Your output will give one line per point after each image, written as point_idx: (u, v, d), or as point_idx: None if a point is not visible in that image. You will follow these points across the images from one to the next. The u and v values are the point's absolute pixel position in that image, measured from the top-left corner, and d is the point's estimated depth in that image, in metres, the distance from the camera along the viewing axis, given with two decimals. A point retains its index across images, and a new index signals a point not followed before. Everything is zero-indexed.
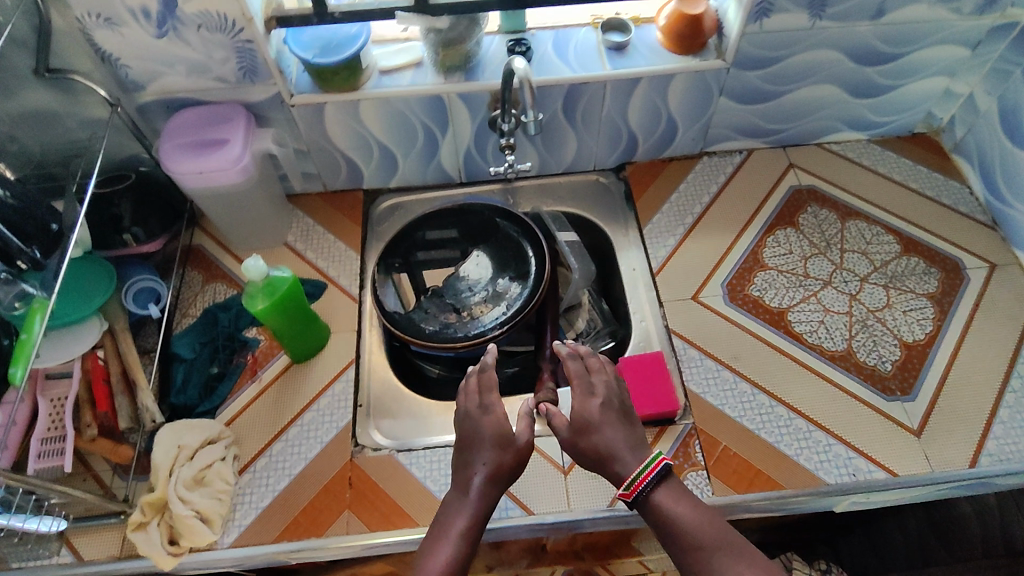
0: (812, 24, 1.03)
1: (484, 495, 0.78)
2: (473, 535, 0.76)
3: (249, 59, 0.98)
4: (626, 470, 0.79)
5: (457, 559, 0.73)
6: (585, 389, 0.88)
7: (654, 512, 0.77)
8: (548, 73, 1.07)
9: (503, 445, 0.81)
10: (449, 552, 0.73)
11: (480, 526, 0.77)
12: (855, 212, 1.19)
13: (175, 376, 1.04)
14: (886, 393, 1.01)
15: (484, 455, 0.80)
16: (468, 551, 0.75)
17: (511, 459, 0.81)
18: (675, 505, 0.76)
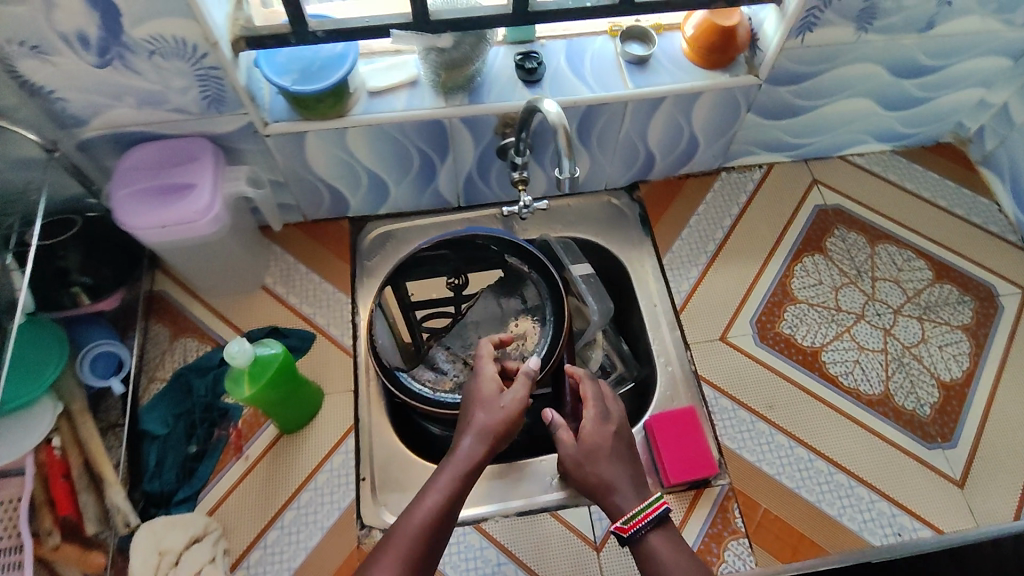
0: (856, 37, 0.92)
1: (474, 455, 0.73)
2: (461, 489, 0.71)
3: (214, 87, 0.82)
4: (625, 504, 0.77)
5: (441, 514, 0.69)
6: (601, 412, 0.83)
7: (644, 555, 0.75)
8: (565, 92, 0.94)
9: (497, 414, 0.76)
10: (433, 501, 0.69)
11: (470, 480, 0.72)
12: (885, 235, 1.12)
13: (146, 457, 0.93)
14: (926, 440, 0.95)
15: (480, 420, 0.75)
16: (454, 507, 0.70)
17: (505, 422, 0.75)
18: (664, 546, 0.74)
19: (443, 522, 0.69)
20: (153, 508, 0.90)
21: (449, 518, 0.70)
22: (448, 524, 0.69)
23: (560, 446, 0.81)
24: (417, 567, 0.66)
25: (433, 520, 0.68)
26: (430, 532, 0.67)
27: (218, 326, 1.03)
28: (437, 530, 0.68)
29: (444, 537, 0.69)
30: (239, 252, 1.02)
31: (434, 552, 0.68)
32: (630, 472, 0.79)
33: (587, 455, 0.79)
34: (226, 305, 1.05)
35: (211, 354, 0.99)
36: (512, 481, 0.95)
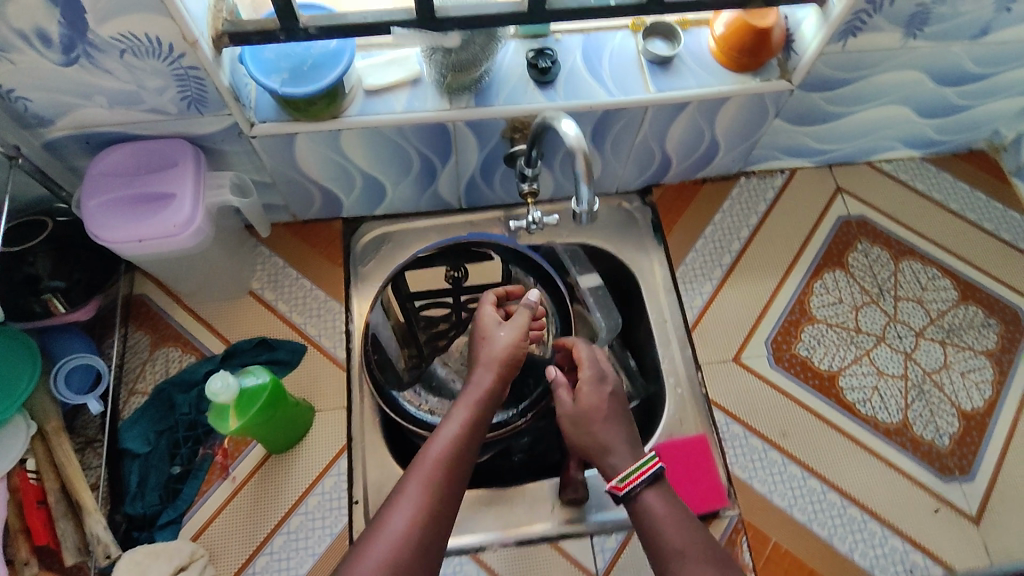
0: (903, 44, 0.84)
1: (485, 386, 0.76)
2: (478, 420, 0.74)
3: (194, 88, 0.73)
4: (620, 463, 0.77)
5: (461, 441, 0.71)
6: (596, 374, 0.83)
7: (640, 517, 0.73)
8: (581, 95, 0.86)
9: (498, 346, 0.79)
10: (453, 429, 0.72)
11: (485, 409, 0.75)
12: (910, 250, 1.06)
13: (128, 477, 0.88)
14: (944, 473, 0.92)
15: (484, 353, 0.79)
16: (474, 436, 0.72)
17: (508, 351, 0.79)
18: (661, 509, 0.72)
19: (465, 449, 0.71)
20: (135, 531, 0.86)
21: (470, 447, 0.72)
22: (470, 453, 0.71)
23: (558, 405, 0.83)
24: (445, 490, 0.67)
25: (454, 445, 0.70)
26: (453, 457, 0.69)
27: (203, 334, 0.97)
28: (460, 455, 0.70)
29: (468, 466, 0.71)
30: (223, 257, 0.95)
31: (460, 481, 0.69)
32: (626, 436, 0.80)
33: (584, 417, 0.80)
34: (212, 312, 0.99)
35: (195, 368, 0.94)
36: (512, 508, 0.90)
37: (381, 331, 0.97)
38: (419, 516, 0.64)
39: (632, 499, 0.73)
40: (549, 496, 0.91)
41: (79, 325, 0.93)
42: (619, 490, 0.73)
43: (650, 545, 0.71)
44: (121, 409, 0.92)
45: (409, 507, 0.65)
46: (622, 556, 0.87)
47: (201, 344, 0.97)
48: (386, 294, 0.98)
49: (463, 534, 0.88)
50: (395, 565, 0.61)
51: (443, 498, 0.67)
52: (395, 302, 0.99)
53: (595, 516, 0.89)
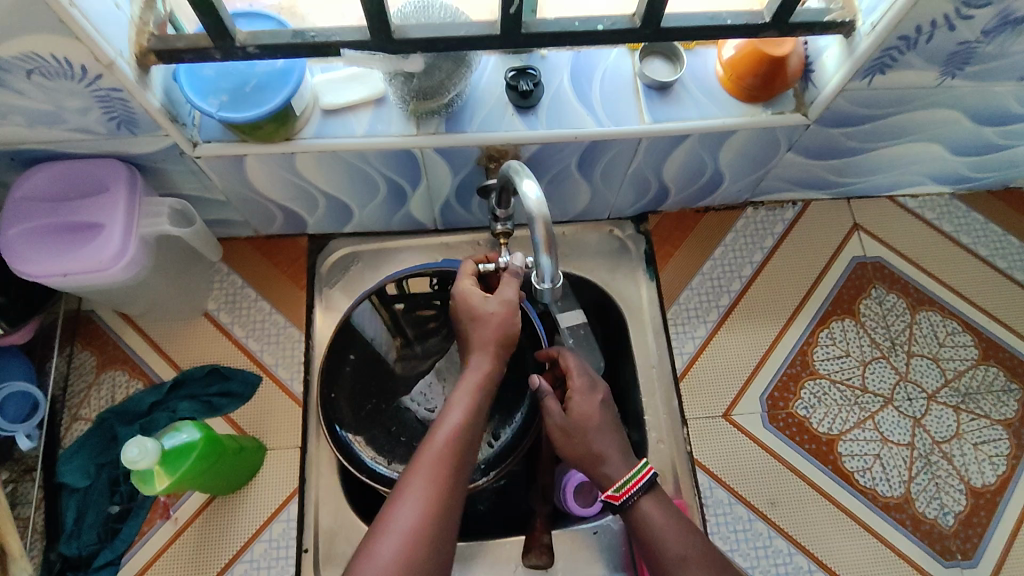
0: (937, 82, 0.74)
1: (484, 369, 0.68)
2: (482, 402, 0.67)
3: (120, 110, 0.65)
4: (615, 472, 0.69)
5: (465, 426, 0.64)
6: (588, 382, 0.75)
7: (637, 527, 0.68)
8: (566, 124, 0.77)
9: (491, 323, 0.70)
10: (456, 413, 0.65)
11: (489, 390, 0.68)
12: (928, 300, 0.96)
13: (64, 514, 0.82)
14: (945, 555, 0.84)
15: (478, 334, 0.70)
16: (479, 419, 0.66)
17: (503, 326, 0.70)
18: (658, 513, 0.67)
19: (471, 436, 0.65)
20: (70, 572, 0.80)
21: (475, 431, 0.66)
22: (476, 437, 0.65)
23: (546, 416, 0.73)
24: (451, 483, 0.61)
25: (457, 432, 0.64)
26: (458, 444, 0.63)
27: (152, 358, 0.90)
28: (464, 442, 0.64)
29: (474, 451, 0.65)
30: (173, 278, 0.87)
31: (467, 468, 0.64)
32: (620, 447, 0.72)
33: (577, 428, 0.72)
34: (163, 334, 0.92)
35: (140, 397, 0.87)
36: (470, 566, 0.84)
37: (348, 355, 0.88)
38: (426, 514, 0.59)
39: (629, 509, 0.68)
40: (512, 555, 0.85)
41: (17, 346, 0.86)
42: (616, 499, 0.68)
43: (649, 554, 0.66)
44: (62, 437, 0.86)
45: (415, 503, 0.59)
46: None
47: (149, 369, 0.90)
48: (373, 303, 0.89)
49: None
50: (405, 567, 0.56)
51: (451, 490, 0.61)
52: (382, 308, 0.90)
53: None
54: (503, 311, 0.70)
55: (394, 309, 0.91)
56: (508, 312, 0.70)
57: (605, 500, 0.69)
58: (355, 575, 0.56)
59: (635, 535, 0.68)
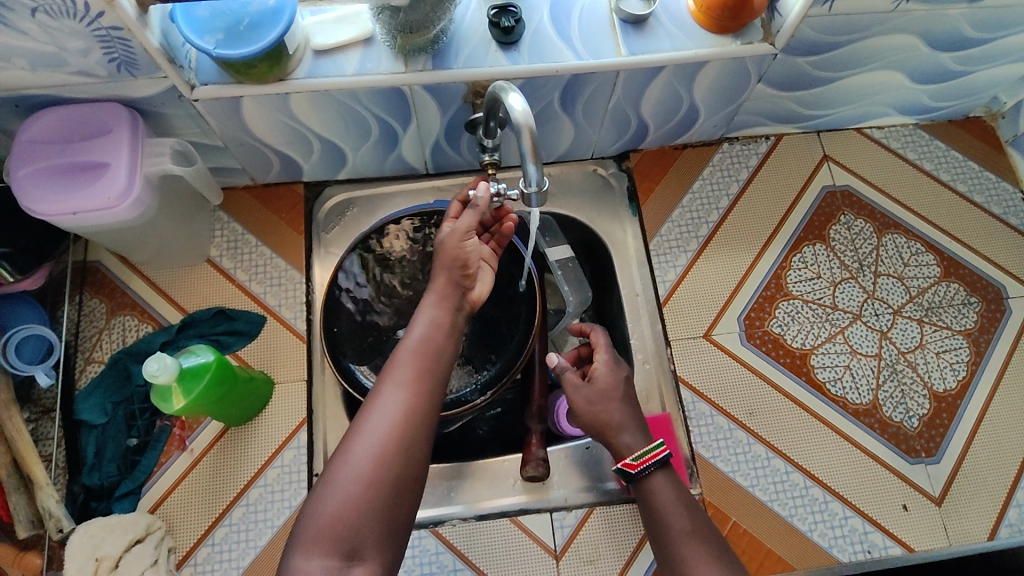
0: (894, 6, 0.79)
1: (440, 289, 0.74)
2: (449, 316, 0.73)
3: (123, 50, 0.68)
4: (635, 444, 0.75)
5: (431, 339, 0.70)
6: (611, 356, 0.81)
7: (648, 499, 0.72)
8: (546, 59, 0.80)
9: (447, 248, 0.74)
10: (422, 328, 0.71)
11: (453, 305, 0.74)
12: (893, 223, 1.02)
13: (85, 448, 0.86)
14: (911, 454, 0.91)
15: (439, 259, 0.75)
16: (444, 332, 0.72)
17: (461, 249, 0.74)
18: (670, 493, 0.71)
19: (436, 349, 0.70)
20: (93, 502, 0.84)
21: (441, 345, 0.71)
22: (442, 349, 0.71)
23: (571, 386, 0.79)
24: (422, 388, 0.67)
25: (421, 345, 0.70)
26: (425, 355, 0.69)
27: (159, 302, 0.94)
28: (431, 353, 0.70)
29: (443, 361, 0.70)
30: (175, 222, 0.90)
31: (437, 378, 0.69)
32: (636, 417, 0.78)
33: (599, 396, 0.78)
34: (168, 279, 0.95)
35: (150, 338, 0.90)
36: (474, 481, 0.89)
37: (348, 294, 0.92)
38: (400, 414, 0.65)
39: (642, 480, 0.72)
40: (511, 472, 0.90)
41: (30, 293, 0.90)
42: (631, 468, 0.72)
43: (655, 526, 0.70)
44: (77, 378, 0.89)
45: (389, 406, 0.65)
46: (582, 532, 0.86)
47: (158, 312, 0.93)
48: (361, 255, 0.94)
49: (425, 506, 0.88)
50: (381, 459, 0.62)
51: (422, 395, 0.67)
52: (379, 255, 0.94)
53: (557, 492, 0.89)
54: (453, 235, 0.74)
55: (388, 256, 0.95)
56: (456, 238, 0.74)
57: (621, 467, 0.72)
58: (337, 470, 0.62)
59: (645, 508, 0.72)
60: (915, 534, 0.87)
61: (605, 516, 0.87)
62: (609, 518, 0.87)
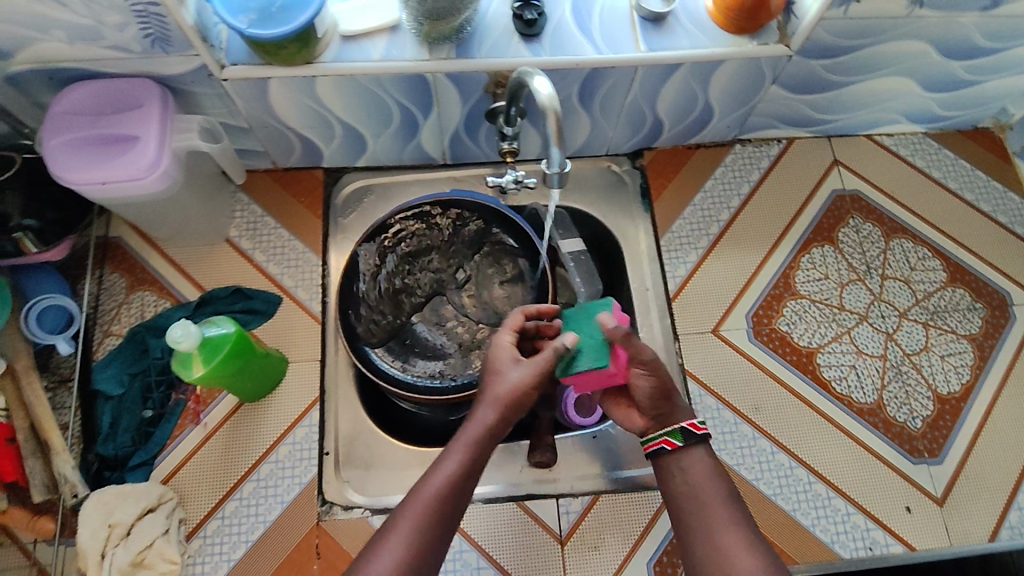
0: (907, 12, 0.81)
1: (487, 426, 0.66)
2: (482, 455, 0.66)
3: (158, 26, 0.70)
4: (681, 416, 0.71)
5: (457, 484, 0.63)
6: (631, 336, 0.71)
7: (682, 478, 0.68)
8: (568, 52, 0.82)
9: (510, 378, 0.68)
10: (451, 468, 0.64)
11: (488, 447, 0.66)
12: (901, 228, 1.04)
13: (100, 418, 0.87)
14: (913, 454, 0.92)
15: (492, 386, 0.68)
16: (473, 475, 0.65)
17: (518, 389, 0.67)
18: (705, 474, 0.68)
19: (459, 493, 0.64)
20: (107, 471, 0.86)
21: (466, 488, 0.65)
22: (466, 494, 0.64)
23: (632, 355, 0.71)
24: (429, 538, 0.61)
25: (447, 488, 0.63)
26: (446, 500, 0.63)
27: (179, 279, 0.95)
28: (453, 498, 0.63)
29: (463, 507, 0.64)
30: (198, 201, 0.92)
31: (449, 525, 0.63)
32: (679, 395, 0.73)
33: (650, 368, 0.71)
34: (187, 257, 0.97)
35: (168, 313, 0.92)
36: (481, 465, 0.90)
37: (363, 276, 0.93)
38: (401, 567, 0.60)
39: (690, 450, 0.69)
40: (518, 458, 0.91)
41: (53, 265, 0.92)
42: (695, 429, 0.69)
43: (693, 508, 0.66)
44: (95, 351, 0.91)
45: (394, 555, 0.60)
46: (587, 518, 0.87)
47: (177, 288, 0.95)
48: (376, 244, 0.94)
49: None
50: None
51: (430, 544, 0.61)
52: (395, 240, 0.95)
53: (563, 479, 0.90)
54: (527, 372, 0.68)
55: (404, 243, 0.96)
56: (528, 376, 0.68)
57: (682, 425, 0.70)
58: None
59: (677, 484, 0.68)
60: (917, 534, 0.87)
61: (610, 503, 0.88)
62: (615, 504, 0.88)
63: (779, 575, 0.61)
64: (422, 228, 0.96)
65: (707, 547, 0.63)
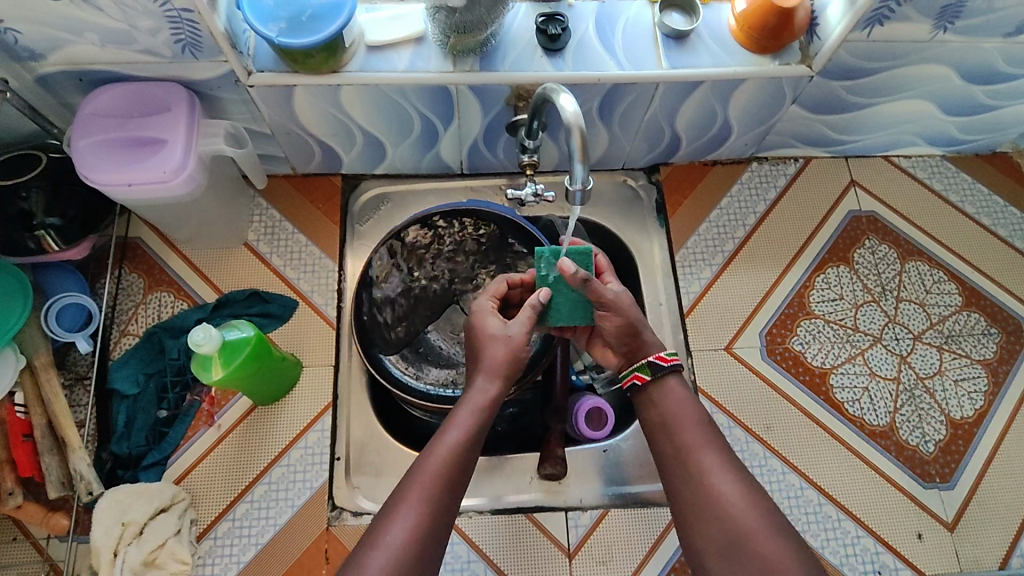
0: (930, 36, 0.81)
1: (489, 395, 0.71)
2: (481, 426, 0.71)
3: (190, 32, 0.71)
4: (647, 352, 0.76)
5: (464, 450, 0.68)
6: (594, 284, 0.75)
7: (658, 407, 0.73)
8: (590, 67, 0.83)
9: (506, 347, 0.74)
10: (457, 435, 0.68)
11: (489, 417, 0.71)
12: (917, 250, 1.04)
13: (116, 417, 0.88)
14: (925, 478, 0.91)
15: (489, 356, 0.73)
16: (477, 441, 0.69)
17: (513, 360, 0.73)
18: (678, 402, 0.72)
19: (468, 459, 0.68)
20: (120, 470, 0.86)
21: (472, 454, 0.69)
22: (473, 459, 0.69)
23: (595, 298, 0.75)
24: (442, 501, 0.65)
25: (455, 454, 0.67)
26: (455, 465, 0.67)
27: (196, 281, 0.96)
28: (459, 467, 0.67)
29: (470, 471, 0.68)
30: (219, 204, 0.93)
31: (458, 489, 0.67)
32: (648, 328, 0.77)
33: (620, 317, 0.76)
34: (205, 259, 0.98)
35: (185, 315, 0.93)
36: (491, 476, 0.91)
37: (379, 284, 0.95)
38: (416, 533, 0.63)
39: (660, 382, 0.74)
40: (528, 469, 0.91)
41: (73, 264, 0.93)
42: (662, 362, 0.74)
43: (669, 436, 0.70)
44: (112, 349, 0.91)
45: (408, 520, 0.63)
46: (595, 533, 0.87)
47: (194, 289, 0.96)
48: (392, 249, 0.95)
49: None
50: None
51: (440, 512, 0.65)
52: (411, 249, 0.96)
53: (572, 492, 0.90)
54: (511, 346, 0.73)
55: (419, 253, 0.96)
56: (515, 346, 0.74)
57: (651, 360, 0.74)
58: None
59: (653, 412, 0.73)
60: (928, 560, 0.87)
61: (619, 518, 0.88)
62: (624, 519, 0.88)
63: (757, 490, 0.66)
64: (438, 237, 0.97)
65: (685, 468, 0.68)
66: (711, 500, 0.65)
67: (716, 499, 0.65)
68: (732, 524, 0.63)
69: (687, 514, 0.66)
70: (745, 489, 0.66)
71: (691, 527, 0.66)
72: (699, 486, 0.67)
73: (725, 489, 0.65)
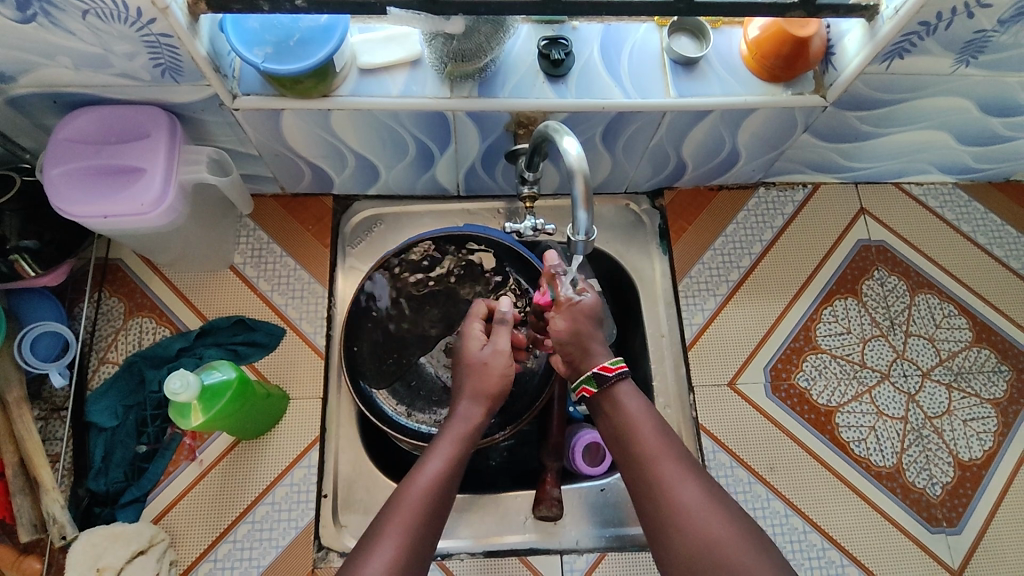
0: (952, 69, 0.78)
1: (472, 421, 0.70)
2: (461, 457, 0.68)
3: (169, 57, 0.67)
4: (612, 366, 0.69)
5: (445, 481, 0.65)
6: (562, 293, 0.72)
7: (614, 416, 0.68)
8: (594, 94, 0.79)
9: (485, 371, 0.72)
10: (437, 465, 0.66)
11: (469, 445, 0.69)
12: (929, 283, 1.00)
13: (93, 451, 0.84)
14: (931, 522, 0.89)
15: (469, 383, 0.72)
16: (458, 473, 0.67)
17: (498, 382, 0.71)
18: (637, 406, 0.67)
19: (448, 492, 0.65)
20: (97, 507, 0.83)
21: (452, 487, 0.66)
22: (452, 492, 0.65)
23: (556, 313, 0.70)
24: (420, 536, 0.61)
25: (437, 485, 0.64)
26: (435, 497, 0.63)
27: (179, 307, 0.92)
28: (441, 498, 0.64)
29: (449, 507, 0.65)
30: (203, 229, 0.89)
31: (435, 525, 0.63)
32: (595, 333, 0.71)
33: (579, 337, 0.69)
34: (189, 283, 0.94)
35: (167, 343, 0.89)
36: (483, 515, 0.88)
37: (369, 316, 0.91)
38: (399, 562, 0.59)
39: (610, 389, 0.68)
40: (522, 507, 0.88)
41: (50, 289, 0.89)
42: (607, 372, 0.68)
43: (627, 444, 0.66)
44: (89, 378, 0.88)
45: (387, 550, 0.59)
46: None
47: (176, 316, 0.92)
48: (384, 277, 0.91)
49: None
50: None
51: (420, 546, 0.61)
52: (406, 277, 0.92)
53: (568, 534, 0.87)
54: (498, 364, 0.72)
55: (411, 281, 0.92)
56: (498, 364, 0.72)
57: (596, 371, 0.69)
58: None
59: (608, 418, 0.68)
60: None
61: (616, 563, 0.85)
62: (620, 564, 0.85)
63: (723, 498, 0.61)
64: (433, 262, 0.93)
65: (646, 481, 0.63)
66: (675, 513, 0.60)
67: (682, 512, 0.60)
68: (698, 535, 0.59)
69: (652, 529, 0.62)
70: (710, 496, 0.61)
71: (657, 540, 0.61)
72: (662, 498, 0.62)
73: (687, 499, 0.61)
